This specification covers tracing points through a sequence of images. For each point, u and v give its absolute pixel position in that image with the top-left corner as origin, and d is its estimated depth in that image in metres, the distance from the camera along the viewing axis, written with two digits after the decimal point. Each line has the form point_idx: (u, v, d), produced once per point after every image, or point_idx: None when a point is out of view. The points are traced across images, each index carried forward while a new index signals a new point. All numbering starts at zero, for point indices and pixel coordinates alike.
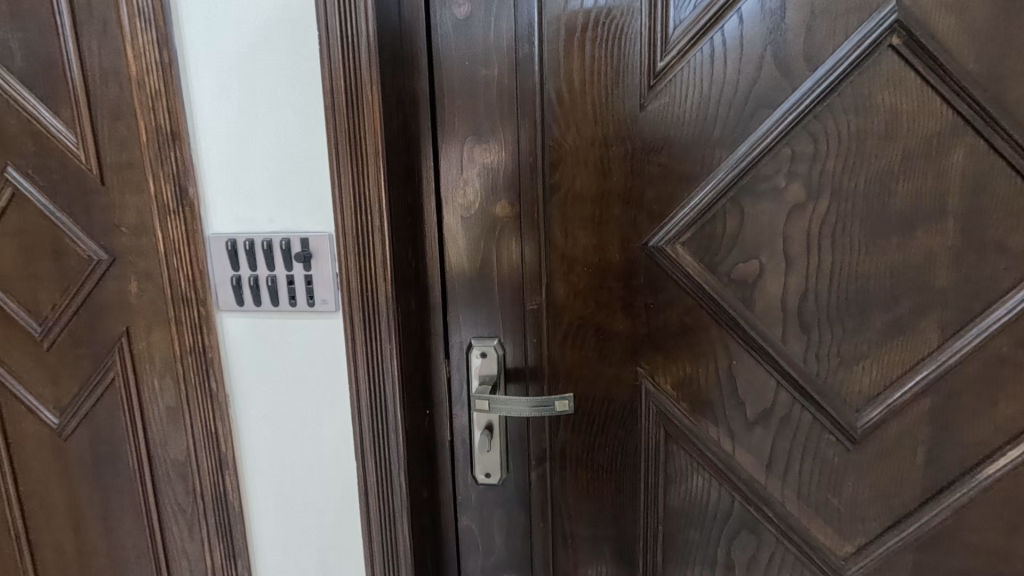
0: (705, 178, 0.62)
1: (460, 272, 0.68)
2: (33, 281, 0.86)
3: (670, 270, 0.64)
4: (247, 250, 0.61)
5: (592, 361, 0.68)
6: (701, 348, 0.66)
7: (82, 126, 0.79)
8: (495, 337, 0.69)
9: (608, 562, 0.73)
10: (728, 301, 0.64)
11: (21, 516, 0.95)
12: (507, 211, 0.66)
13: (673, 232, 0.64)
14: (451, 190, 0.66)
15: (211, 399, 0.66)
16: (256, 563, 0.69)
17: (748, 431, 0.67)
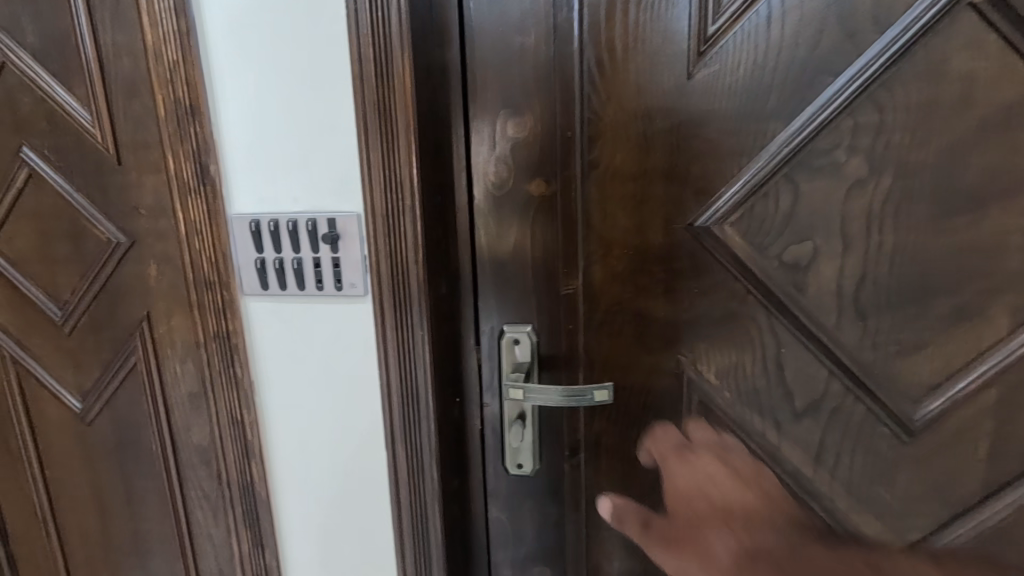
0: (758, 153, 0.58)
1: (492, 254, 0.64)
2: (52, 264, 0.84)
3: (717, 252, 0.60)
4: (272, 231, 0.58)
5: (631, 348, 0.65)
6: (748, 335, 0.62)
7: (97, 104, 0.76)
8: (528, 324, 0.65)
9: (643, 556, 0.70)
10: (778, 283, 0.60)
11: (47, 499, 0.95)
12: (542, 189, 0.62)
13: (721, 211, 0.59)
14: (485, 168, 0.62)
15: (234, 386, 0.63)
16: (284, 552, 0.68)
17: (795, 423, 0.63)
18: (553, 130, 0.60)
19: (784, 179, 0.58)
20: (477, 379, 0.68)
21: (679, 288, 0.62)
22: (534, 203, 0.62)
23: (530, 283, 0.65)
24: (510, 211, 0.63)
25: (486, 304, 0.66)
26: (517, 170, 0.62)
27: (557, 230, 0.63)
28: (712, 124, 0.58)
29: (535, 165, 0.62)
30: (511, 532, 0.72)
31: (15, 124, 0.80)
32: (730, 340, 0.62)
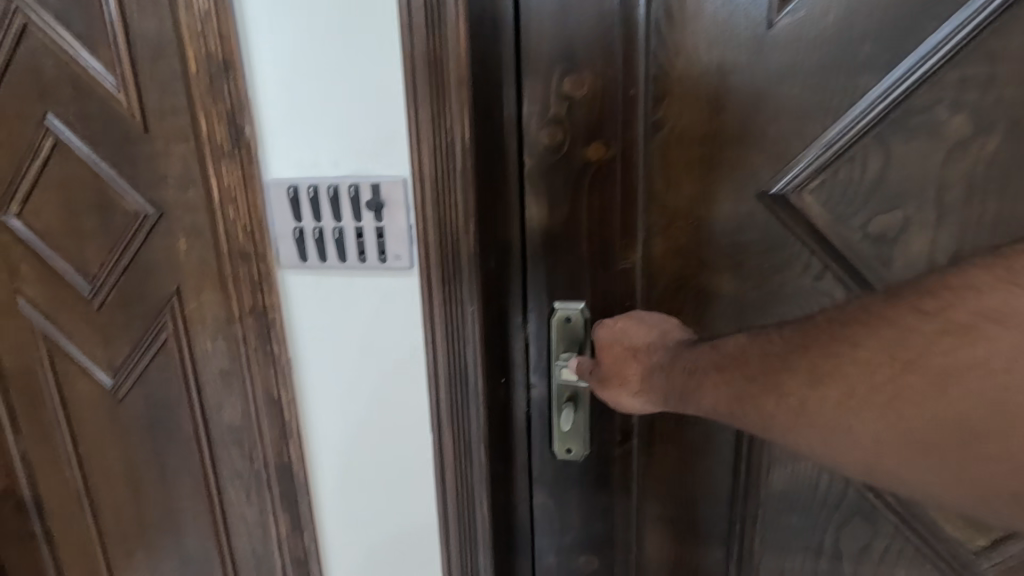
0: (847, 114, 0.58)
1: (538, 220, 0.65)
2: (80, 237, 0.82)
3: (798, 218, 0.62)
4: (311, 197, 0.56)
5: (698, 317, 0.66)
6: (820, 305, 0.63)
7: (122, 67, 0.73)
8: (580, 300, 0.67)
9: (703, 544, 0.73)
10: (858, 255, 0.61)
11: (81, 476, 0.95)
12: (602, 152, 0.62)
13: (803, 177, 0.60)
14: (538, 131, 0.62)
15: (272, 364, 0.62)
16: (322, 532, 0.68)
17: None
18: (620, 92, 0.61)
19: (873, 142, 0.58)
20: (526, 360, 0.69)
21: (747, 260, 0.64)
22: (592, 167, 0.63)
23: (587, 253, 0.66)
24: (564, 173, 0.63)
25: (537, 281, 0.67)
26: (576, 134, 0.62)
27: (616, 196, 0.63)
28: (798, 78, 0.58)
29: (594, 127, 0.62)
30: (554, 502, 0.73)
31: (39, 89, 0.77)
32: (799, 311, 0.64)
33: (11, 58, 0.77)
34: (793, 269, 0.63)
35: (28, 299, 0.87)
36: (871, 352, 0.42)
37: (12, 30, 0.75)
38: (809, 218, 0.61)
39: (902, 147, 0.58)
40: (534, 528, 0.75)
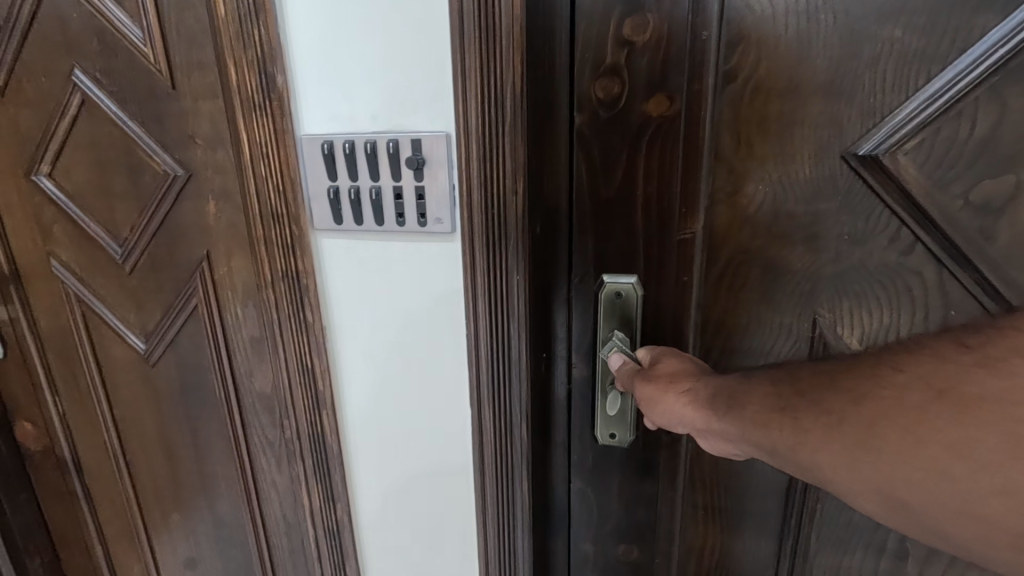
0: (957, 66, 0.56)
1: (590, 184, 0.65)
2: (110, 198, 0.80)
3: (891, 180, 0.60)
4: (347, 154, 0.53)
5: (768, 285, 0.67)
6: (900, 277, 0.63)
7: (147, 19, 0.70)
8: (633, 278, 0.66)
9: (750, 539, 0.74)
10: (961, 226, 0.60)
11: (116, 438, 0.96)
12: (662, 107, 0.61)
13: (899, 137, 0.59)
14: (593, 85, 0.61)
15: (306, 331, 0.60)
16: (357, 502, 0.67)
17: None
18: (693, 40, 0.58)
19: (987, 96, 0.56)
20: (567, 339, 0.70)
21: (824, 233, 0.64)
22: (651, 123, 0.61)
23: (640, 223, 0.65)
24: (622, 136, 0.62)
25: (585, 261, 0.68)
26: (635, 85, 0.61)
27: (677, 157, 0.62)
28: (901, 21, 0.56)
29: (658, 80, 0.60)
30: (591, 471, 0.74)
31: (65, 43, 0.74)
32: (877, 284, 0.64)
33: (35, 9, 0.73)
34: (872, 242, 0.63)
35: (61, 261, 0.86)
36: (907, 380, 0.38)
37: None
38: (904, 188, 0.60)
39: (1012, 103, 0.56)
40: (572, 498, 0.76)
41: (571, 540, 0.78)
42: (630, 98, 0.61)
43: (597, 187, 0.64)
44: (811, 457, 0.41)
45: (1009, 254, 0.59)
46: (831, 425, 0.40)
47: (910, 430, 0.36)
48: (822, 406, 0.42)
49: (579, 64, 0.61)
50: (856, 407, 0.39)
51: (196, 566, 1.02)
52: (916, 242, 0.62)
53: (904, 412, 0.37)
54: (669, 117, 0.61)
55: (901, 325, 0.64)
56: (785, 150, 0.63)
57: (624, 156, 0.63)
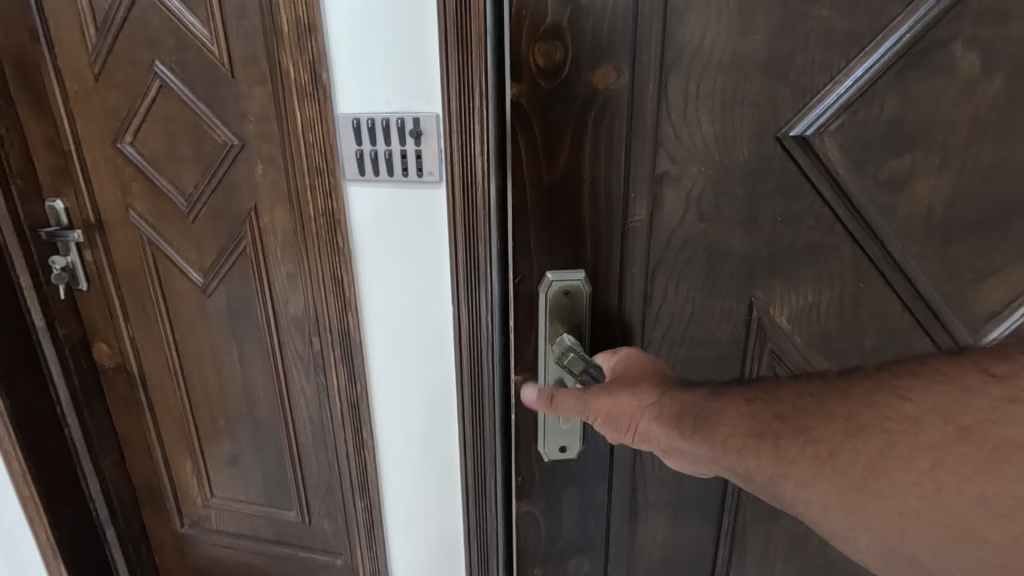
0: (871, 56, 0.63)
1: (537, 162, 0.68)
2: (178, 161, 1.03)
3: (818, 163, 0.67)
4: (368, 127, 0.75)
5: (708, 274, 0.73)
6: (824, 258, 0.71)
7: (214, 23, 0.92)
8: (580, 274, 0.72)
9: (694, 535, 0.85)
10: (876, 206, 0.68)
11: (177, 355, 1.20)
12: (608, 79, 0.65)
13: (826, 122, 0.65)
14: (539, 48, 0.64)
15: (337, 253, 0.83)
16: (372, 387, 0.91)
17: (859, 349, 0.74)
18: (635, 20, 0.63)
19: (893, 82, 0.64)
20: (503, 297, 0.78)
21: (761, 218, 0.70)
22: (598, 98, 0.66)
23: (588, 191, 0.69)
24: (573, 106, 0.66)
25: (541, 231, 0.71)
26: (580, 63, 0.64)
27: (621, 133, 0.67)
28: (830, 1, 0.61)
29: (604, 54, 0.64)
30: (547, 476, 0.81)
31: (148, 40, 0.96)
32: (800, 265, 0.72)
33: (127, 14, 0.96)
34: (794, 223, 0.70)
35: (138, 212, 1.10)
36: (918, 412, 0.37)
37: None
38: (830, 170, 0.67)
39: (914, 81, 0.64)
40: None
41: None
42: (577, 70, 0.65)
43: (548, 155, 0.68)
44: (798, 492, 0.41)
45: (906, 227, 0.69)
46: (821, 456, 0.40)
47: (917, 468, 0.36)
48: (810, 434, 0.41)
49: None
50: (878, 470, 0.37)
51: (237, 463, 1.27)
52: (833, 220, 0.69)
53: (921, 453, 0.36)
54: (613, 88, 0.65)
55: (823, 302, 0.73)
56: (725, 130, 0.66)
57: (569, 136, 0.67)
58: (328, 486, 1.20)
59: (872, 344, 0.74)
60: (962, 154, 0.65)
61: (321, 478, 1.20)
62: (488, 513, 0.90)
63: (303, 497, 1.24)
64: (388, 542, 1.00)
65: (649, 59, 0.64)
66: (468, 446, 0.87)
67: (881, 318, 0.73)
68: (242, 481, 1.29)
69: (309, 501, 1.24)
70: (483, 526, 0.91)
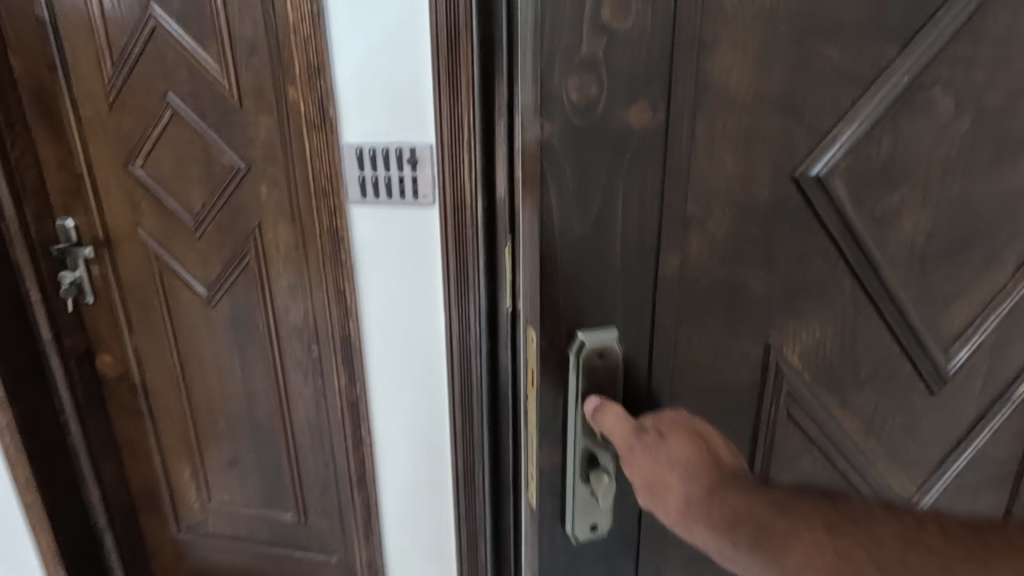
0: (880, 86, 0.45)
1: (563, 233, 0.44)
2: (187, 182, 1.12)
3: (824, 206, 0.47)
4: (370, 155, 0.85)
5: (715, 324, 0.49)
6: (829, 296, 0.50)
7: (225, 59, 1.01)
8: (614, 327, 0.47)
9: None
10: (890, 249, 0.49)
11: (180, 363, 1.27)
12: (645, 120, 0.43)
13: (835, 154, 0.46)
14: (562, 80, 0.41)
15: (341, 266, 0.93)
16: (370, 386, 0.99)
17: (858, 392, 0.53)
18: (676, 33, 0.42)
19: (891, 126, 0.46)
20: (490, 302, 0.89)
21: (778, 255, 0.48)
22: (633, 141, 0.43)
23: (625, 263, 0.46)
24: (607, 151, 0.43)
25: (562, 325, 0.46)
26: (614, 90, 0.42)
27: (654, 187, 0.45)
28: (838, 39, 0.43)
29: (640, 82, 0.42)
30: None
31: (162, 73, 1.05)
32: (812, 308, 0.50)
33: (142, 50, 1.05)
34: (799, 264, 0.48)
35: (146, 229, 1.18)
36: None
37: (145, 29, 1.03)
38: (839, 208, 0.47)
39: (921, 130, 0.47)
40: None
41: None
42: (611, 103, 0.42)
43: (571, 220, 0.44)
44: None
45: (899, 255, 0.50)
46: None
47: None
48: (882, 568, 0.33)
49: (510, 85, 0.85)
50: None
51: (236, 466, 1.34)
52: (838, 258, 0.49)
53: None
54: (650, 129, 0.43)
55: (832, 337, 0.51)
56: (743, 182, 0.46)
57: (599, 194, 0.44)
58: (325, 484, 1.28)
59: (891, 420, 0.55)
60: (942, 185, 0.49)
61: (318, 477, 1.27)
62: (478, 499, 1.00)
63: (300, 495, 1.31)
64: (384, 532, 1.08)
65: (688, 88, 0.43)
66: (459, 438, 0.97)
67: (886, 380, 0.53)
68: (241, 483, 1.35)
69: (305, 500, 1.31)
70: (474, 512, 1.01)
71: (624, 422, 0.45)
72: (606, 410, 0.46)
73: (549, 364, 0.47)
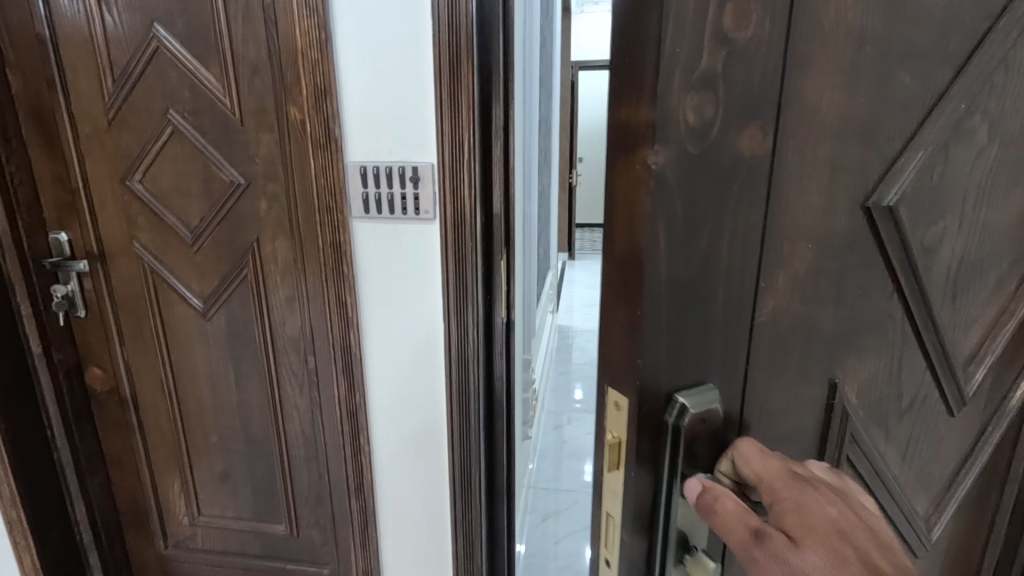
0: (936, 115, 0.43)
1: (661, 283, 0.36)
2: (186, 197, 1.14)
3: (892, 239, 0.44)
4: (374, 173, 0.89)
5: (791, 371, 0.43)
6: (884, 331, 0.48)
7: (227, 78, 1.05)
8: (711, 385, 0.39)
9: None
10: (935, 281, 0.49)
11: (172, 376, 1.28)
12: (757, 146, 0.35)
13: (907, 185, 0.43)
14: (680, 98, 0.32)
15: (342, 279, 0.96)
16: (369, 395, 1.02)
17: (899, 422, 0.53)
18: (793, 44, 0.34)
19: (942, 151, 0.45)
20: (486, 312, 0.94)
21: (849, 290, 0.44)
22: (741, 172, 0.35)
23: (726, 314, 0.38)
24: (719, 184, 0.35)
25: (657, 393, 0.38)
26: (730, 111, 0.34)
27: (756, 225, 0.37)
28: (910, 62, 0.40)
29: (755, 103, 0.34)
30: None
31: (164, 91, 1.08)
32: (872, 345, 0.47)
33: (144, 68, 1.07)
34: (870, 308, 0.46)
35: (141, 243, 1.19)
36: None
37: (147, 48, 1.06)
38: (904, 240, 0.45)
39: (965, 174, 0.48)
40: (511, 408, 1.09)
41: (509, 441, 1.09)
42: (726, 127, 0.34)
43: (677, 267, 0.35)
44: None
45: (942, 286, 0.50)
46: None
47: None
48: None
49: (505, 108, 0.92)
50: None
51: (227, 479, 1.34)
52: (897, 291, 0.47)
53: None
54: (759, 159, 0.36)
55: (884, 371, 0.49)
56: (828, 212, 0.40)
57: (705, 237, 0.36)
58: (318, 496, 1.29)
59: (923, 448, 0.56)
60: (973, 216, 0.50)
61: (311, 489, 1.28)
62: (473, 504, 1.03)
63: (292, 508, 1.32)
64: (380, 538, 1.11)
65: (798, 111, 0.36)
66: (456, 445, 1.00)
67: (919, 406, 0.54)
68: (232, 496, 1.35)
69: (298, 512, 1.32)
70: (470, 517, 1.04)
71: (740, 514, 0.36)
72: (716, 508, 0.36)
73: (640, 438, 0.38)
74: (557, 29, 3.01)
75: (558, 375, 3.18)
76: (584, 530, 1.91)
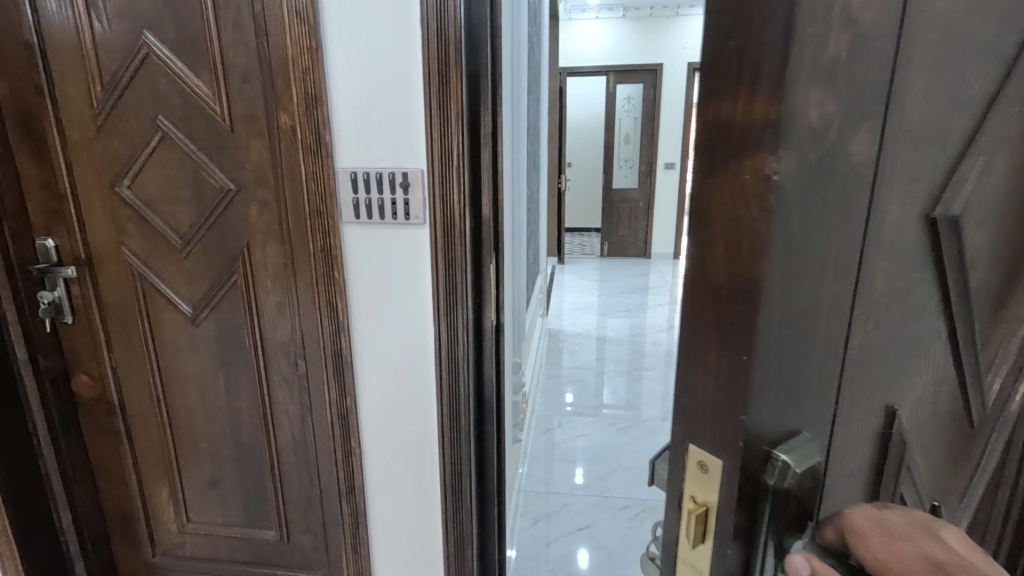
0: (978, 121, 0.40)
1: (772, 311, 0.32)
2: (175, 204, 1.14)
3: (947, 249, 0.42)
4: (364, 179, 0.90)
5: (859, 395, 0.40)
6: (930, 342, 0.45)
7: (218, 85, 1.05)
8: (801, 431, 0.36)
9: None
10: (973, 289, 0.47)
11: (160, 382, 1.27)
12: (864, 153, 0.32)
13: (957, 190, 0.41)
14: (804, 101, 0.29)
15: (333, 284, 0.97)
16: (360, 398, 1.03)
17: (934, 431, 0.52)
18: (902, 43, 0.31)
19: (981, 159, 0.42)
20: (476, 315, 0.96)
21: (908, 304, 0.41)
22: (849, 181, 0.33)
23: (825, 344, 0.35)
24: (830, 199, 0.32)
25: (760, 444, 0.34)
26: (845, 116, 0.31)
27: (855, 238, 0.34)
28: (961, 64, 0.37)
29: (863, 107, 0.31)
30: None
31: (153, 98, 1.08)
32: (919, 358, 0.45)
33: (133, 76, 1.08)
34: (927, 328, 0.44)
35: (130, 250, 1.19)
36: None
37: (137, 55, 1.06)
38: (958, 246, 0.43)
39: (1004, 186, 0.46)
40: (501, 410, 1.10)
41: (499, 442, 1.11)
42: (843, 128, 0.31)
43: (786, 290, 0.32)
44: None
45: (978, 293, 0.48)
46: None
47: None
48: None
49: (493, 116, 0.94)
50: None
51: (217, 485, 1.33)
52: (943, 301, 0.44)
53: None
54: (866, 168, 0.33)
55: (924, 382, 0.47)
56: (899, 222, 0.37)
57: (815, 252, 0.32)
58: (309, 501, 1.29)
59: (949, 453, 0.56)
60: (1002, 217, 0.48)
61: (302, 494, 1.28)
62: (465, 506, 1.04)
63: (282, 514, 1.31)
64: (372, 542, 1.11)
65: (890, 116, 0.33)
66: (448, 448, 1.01)
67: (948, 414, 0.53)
68: (222, 503, 1.34)
69: (289, 518, 1.31)
70: (461, 519, 1.05)
71: None
72: None
73: (737, 499, 0.35)
74: (545, 36, 3.06)
75: (548, 378, 3.20)
76: (575, 532, 1.93)
